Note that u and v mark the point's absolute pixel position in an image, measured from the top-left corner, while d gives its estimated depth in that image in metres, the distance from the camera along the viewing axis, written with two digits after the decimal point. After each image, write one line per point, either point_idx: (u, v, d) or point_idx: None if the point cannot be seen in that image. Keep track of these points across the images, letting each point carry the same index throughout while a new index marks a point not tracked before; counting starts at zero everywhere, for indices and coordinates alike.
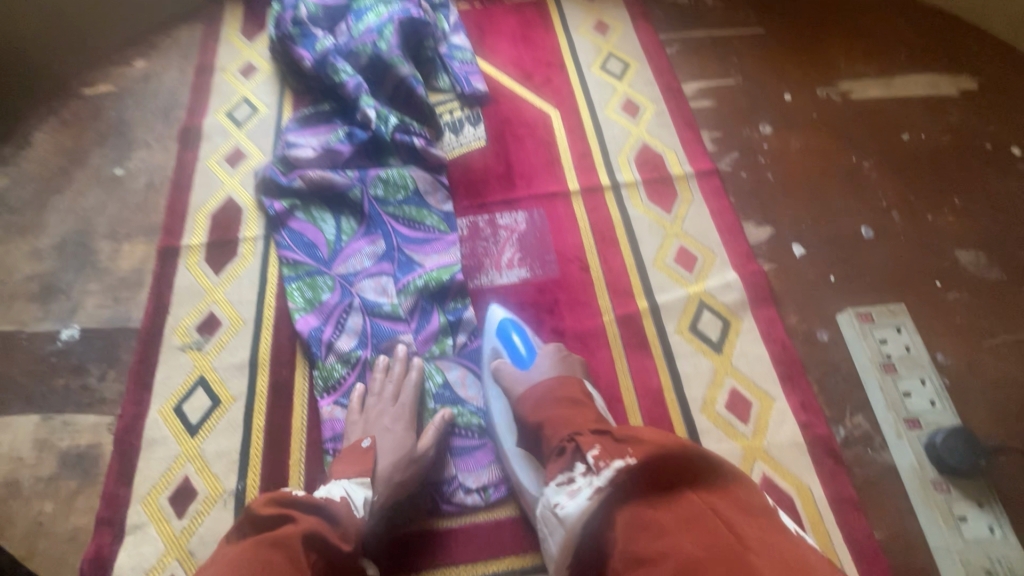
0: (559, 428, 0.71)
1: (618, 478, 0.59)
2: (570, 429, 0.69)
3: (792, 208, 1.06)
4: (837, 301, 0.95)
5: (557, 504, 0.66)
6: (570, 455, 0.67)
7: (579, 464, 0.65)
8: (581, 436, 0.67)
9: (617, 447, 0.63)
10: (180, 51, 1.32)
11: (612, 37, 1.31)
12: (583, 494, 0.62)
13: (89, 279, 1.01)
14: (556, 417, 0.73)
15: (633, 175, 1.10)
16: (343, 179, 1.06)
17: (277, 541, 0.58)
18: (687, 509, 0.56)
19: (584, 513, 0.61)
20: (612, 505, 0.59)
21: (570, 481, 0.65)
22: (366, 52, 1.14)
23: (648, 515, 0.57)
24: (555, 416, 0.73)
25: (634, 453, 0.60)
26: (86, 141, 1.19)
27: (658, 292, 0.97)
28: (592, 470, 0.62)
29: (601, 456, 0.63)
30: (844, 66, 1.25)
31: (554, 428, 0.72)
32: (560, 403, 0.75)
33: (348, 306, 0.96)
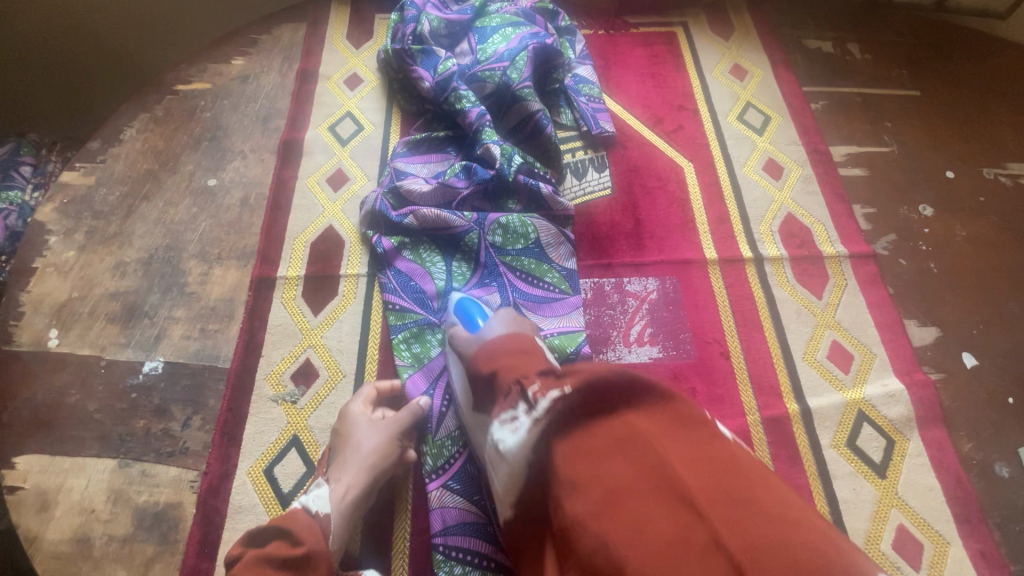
0: (508, 371, 0.61)
1: (557, 407, 0.54)
2: (517, 371, 0.60)
3: (960, 308, 0.93)
4: (1018, 429, 0.83)
5: (499, 440, 0.58)
6: (516, 395, 0.58)
7: (520, 402, 0.57)
8: (525, 376, 0.59)
9: (555, 379, 0.58)
10: (281, 52, 1.23)
11: (750, 84, 1.19)
12: (524, 429, 0.55)
13: (176, 304, 0.93)
14: (502, 364, 0.63)
15: (779, 250, 0.98)
16: (460, 222, 0.95)
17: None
18: (623, 428, 0.52)
19: (527, 444, 0.55)
20: (553, 434, 0.54)
21: (514, 417, 0.57)
22: (494, 80, 1.04)
23: (585, 445, 0.52)
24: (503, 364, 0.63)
25: (573, 382, 0.56)
26: (178, 143, 1.10)
27: (811, 395, 0.85)
28: (531, 404, 0.56)
29: (541, 391, 0.57)
30: (1013, 144, 1.11)
31: (503, 375, 0.62)
32: (510, 353, 0.64)
33: None
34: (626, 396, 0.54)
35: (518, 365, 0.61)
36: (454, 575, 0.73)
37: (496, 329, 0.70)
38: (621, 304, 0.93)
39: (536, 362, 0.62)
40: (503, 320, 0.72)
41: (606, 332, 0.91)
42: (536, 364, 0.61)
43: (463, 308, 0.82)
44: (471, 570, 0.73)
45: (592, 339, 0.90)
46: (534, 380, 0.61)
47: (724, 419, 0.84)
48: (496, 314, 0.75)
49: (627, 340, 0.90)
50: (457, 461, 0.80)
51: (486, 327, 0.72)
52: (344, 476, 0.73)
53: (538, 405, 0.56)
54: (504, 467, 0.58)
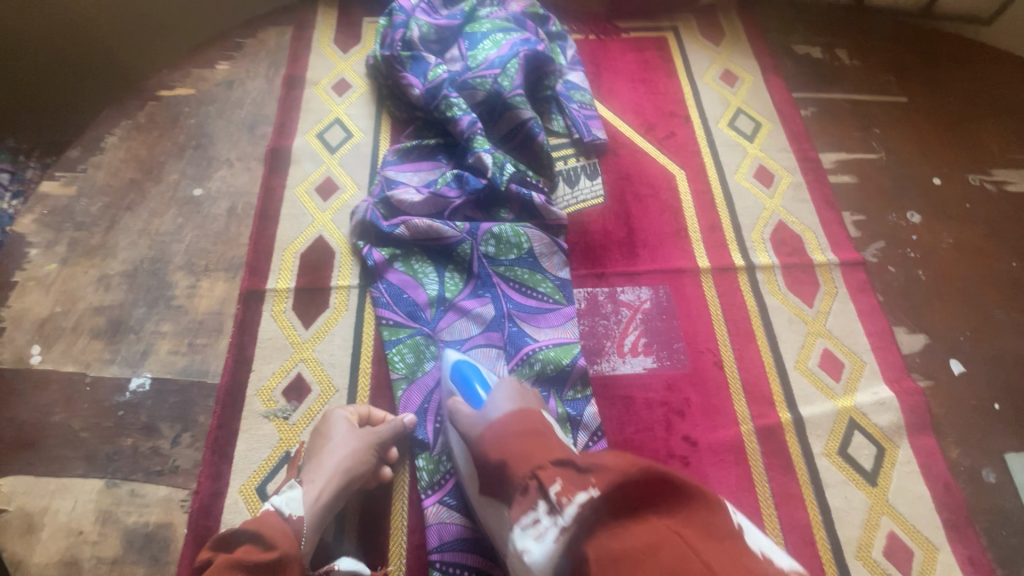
0: (522, 464, 0.60)
1: (583, 513, 0.53)
2: (532, 462, 0.60)
3: (948, 314, 0.95)
4: (1004, 436, 0.85)
5: (523, 549, 0.56)
6: (535, 493, 0.58)
7: (542, 503, 0.57)
8: (543, 470, 0.58)
9: (579, 476, 0.57)
10: (268, 57, 1.21)
11: (740, 90, 1.19)
12: (550, 536, 0.55)
13: (163, 318, 0.91)
14: (518, 451, 0.62)
15: (770, 258, 0.99)
16: (452, 232, 0.94)
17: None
18: (652, 535, 0.49)
19: (552, 555, 0.54)
20: (580, 540, 0.52)
21: (536, 522, 0.57)
22: (485, 88, 1.03)
23: (612, 549, 0.49)
24: (515, 449, 0.62)
25: (598, 483, 0.54)
26: (162, 151, 1.08)
27: (802, 404, 0.86)
28: (554, 508, 0.55)
29: (565, 492, 0.55)
30: (998, 151, 1.13)
31: (519, 464, 0.60)
32: (521, 436, 0.63)
33: None
34: (653, 501, 0.53)
35: (533, 453, 0.61)
36: None
37: (501, 406, 0.69)
38: (614, 314, 0.93)
39: (551, 450, 0.61)
40: (507, 393, 0.71)
41: (600, 342, 0.91)
42: (551, 451, 0.61)
43: (459, 372, 0.79)
44: None
45: (587, 350, 0.90)
46: (544, 450, 0.61)
47: (718, 429, 0.84)
48: (497, 384, 0.74)
49: (620, 350, 0.90)
50: (449, 478, 0.79)
51: (491, 402, 0.71)
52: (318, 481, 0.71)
53: (564, 511, 0.54)
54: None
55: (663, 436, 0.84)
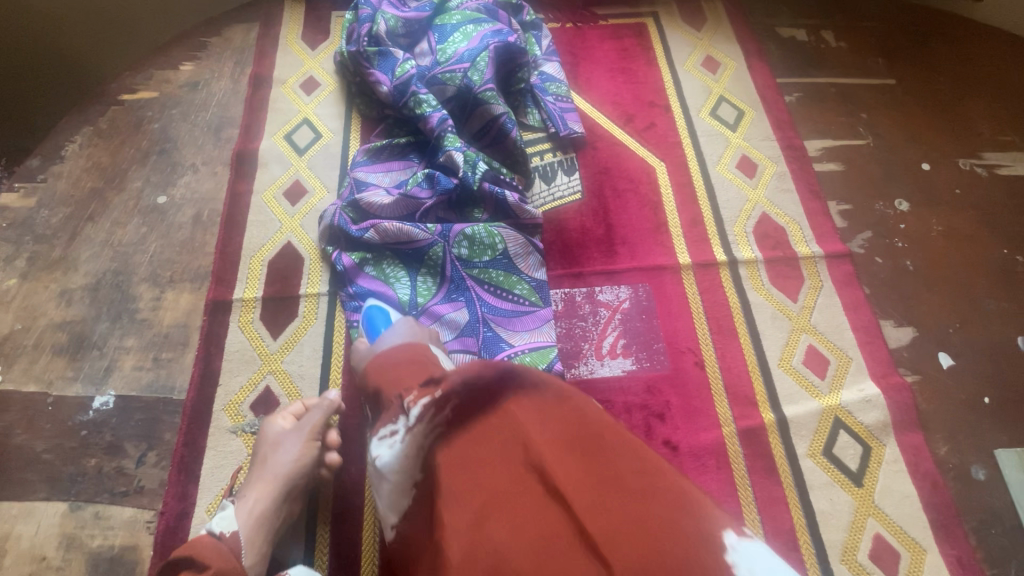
0: (393, 382, 0.62)
1: (430, 418, 0.55)
2: (401, 384, 0.61)
3: (937, 306, 0.92)
4: (994, 431, 0.82)
5: (376, 457, 0.57)
6: (396, 408, 0.58)
7: (400, 416, 0.57)
8: (406, 389, 0.59)
9: (431, 386, 0.58)
10: (233, 55, 1.16)
11: (723, 77, 1.15)
12: (402, 444, 0.55)
13: (127, 332, 0.88)
14: (391, 371, 0.64)
15: (753, 252, 0.96)
16: (423, 235, 0.91)
17: None
18: (495, 430, 0.54)
19: (404, 457, 0.55)
20: (431, 446, 0.54)
21: (392, 432, 0.57)
22: (455, 83, 1.00)
23: (463, 454, 0.53)
24: (388, 370, 0.64)
25: (443, 387, 0.56)
26: (125, 158, 1.04)
27: (786, 404, 0.84)
28: (407, 413, 0.56)
29: (416, 398, 0.57)
30: (989, 133, 1.09)
31: (389, 385, 0.62)
32: (400, 365, 0.64)
33: None
34: (499, 396, 0.55)
35: (405, 376, 0.62)
36: None
37: (393, 338, 0.74)
38: (592, 315, 0.91)
39: (422, 372, 0.62)
40: (404, 329, 0.76)
41: (577, 345, 0.88)
42: (421, 374, 0.62)
43: (369, 319, 0.84)
44: None
45: (564, 354, 0.88)
46: (416, 365, 0.64)
47: (700, 432, 0.82)
48: (397, 323, 0.79)
49: (599, 353, 0.88)
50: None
51: (386, 335, 0.75)
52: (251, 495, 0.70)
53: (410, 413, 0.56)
54: (387, 485, 0.57)
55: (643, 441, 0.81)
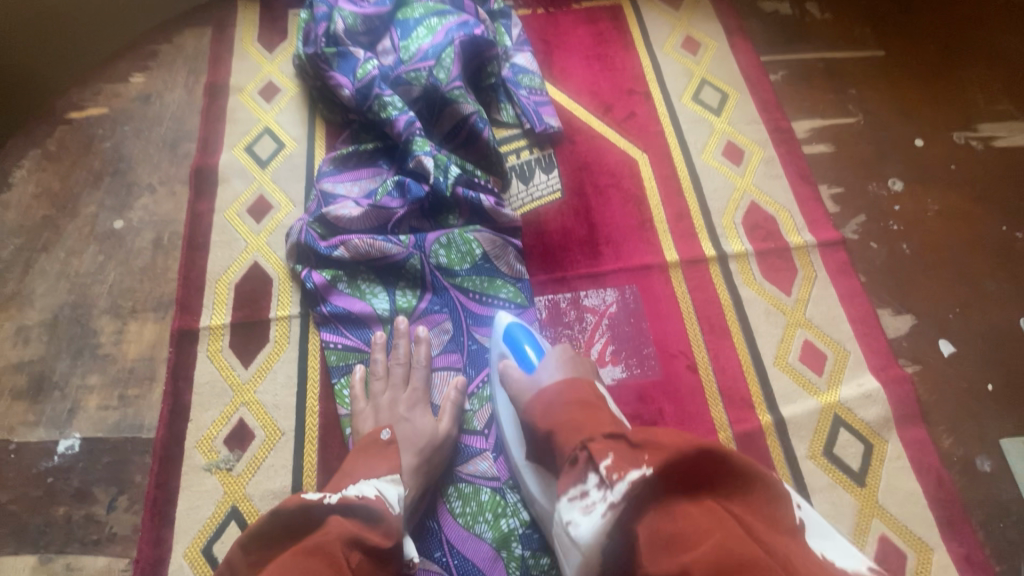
0: (572, 434, 0.58)
1: (633, 486, 0.50)
2: (581, 432, 0.57)
3: (935, 290, 0.88)
4: (998, 419, 0.79)
5: (569, 521, 0.55)
6: (584, 464, 0.55)
7: (591, 475, 0.54)
8: (593, 442, 0.55)
9: (630, 453, 0.53)
10: (185, 63, 1.10)
11: (704, 58, 1.10)
12: (600, 512, 0.52)
13: (89, 370, 0.84)
14: (564, 420, 0.60)
15: (743, 245, 0.92)
16: (397, 248, 0.86)
17: (313, 548, 0.54)
18: (708, 516, 0.49)
19: (601, 532, 0.52)
20: (628, 519, 0.51)
21: (583, 494, 0.54)
22: (420, 82, 0.93)
23: (669, 529, 0.49)
24: (564, 421, 0.59)
25: (652, 462, 0.51)
26: (77, 181, 0.98)
27: (783, 403, 0.80)
28: (603, 482, 0.52)
29: (615, 467, 0.52)
30: (982, 102, 1.04)
31: (565, 436, 0.58)
32: (570, 406, 0.61)
33: None
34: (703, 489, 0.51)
35: (585, 424, 0.58)
36: None
37: (551, 372, 0.66)
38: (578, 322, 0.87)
39: (601, 420, 0.58)
40: (560, 358, 0.68)
41: None
42: (600, 422, 0.58)
43: (510, 336, 0.79)
44: None
45: None
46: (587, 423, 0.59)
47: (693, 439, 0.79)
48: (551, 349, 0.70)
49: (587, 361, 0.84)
50: (479, 438, 0.80)
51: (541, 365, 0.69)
52: (411, 466, 0.71)
53: (614, 486, 0.51)
54: (575, 553, 0.55)
55: None
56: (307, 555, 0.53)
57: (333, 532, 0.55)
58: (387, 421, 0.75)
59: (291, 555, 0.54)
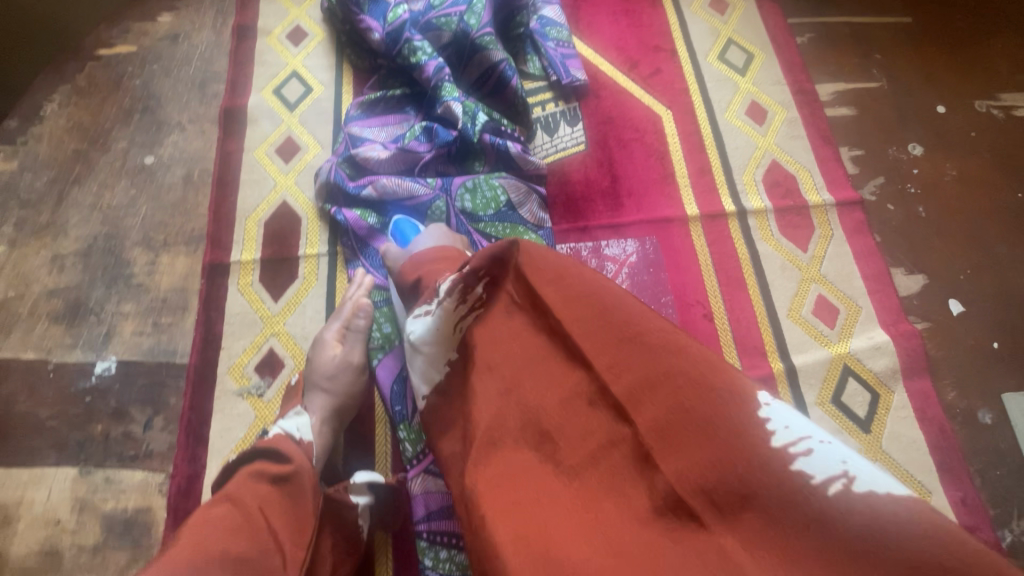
0: (431, 277, 0.67)
1: (457, 294, 0.58)
2: (441, 275, 0.66)
3: (948, 252, 0.90)
4: (1001, 375, 0.82)
5: (411, 331, 0.64)
6: (429, 291, 0.63)
7: (434, 296, 0.61)
8: (441, 279, 0.64)
9: (460, 270, 0.61)
10: (213, 5, 1.10)
11: (732, 18, 1.10)
12: (433, 320, 0.60)
13: (123, 298, 0.86)
14: (429, 269, 0.68)
15: (763, 202, 0.93)
16: (424, 190, 0.89)
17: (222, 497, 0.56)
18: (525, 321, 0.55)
19: (437, 332, 0.60)
20: (461, 326, 0.59)
21: (427, 310, 0.62)
22: (451, 28, 0.94)
23: (492, 345, 0.56)
24: (430, 271, 0.67)
25: (473, 262, 0.57)
26: (107, 117, 1.00)
27: (795, 353, 0.83)
28: (436, 294, 0.61)
29: (447, 280, 0.61)
30: (1007, 72, 1.05)
31: (426, 278, 0.67)
32: (437, 262, 0.69)
33: None
34: (509, 267, 0.56)
35: (442, 271, 0.67)
36: (439, 560, 0.72)
37: (426, 243, 0.76)
38: (599, 270, 0.89)
39: (461, 266, 0.68)
40: (435, 234, 0.78)
41: None
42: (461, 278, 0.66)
43: (398, 230, 0.85)
44: (456, 553, 0.73)
45: None
46: (458, 268, 0.67)
47: None
48: (427, 228, 0.81)
49: None
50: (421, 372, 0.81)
51: (418, 239, 0.78)
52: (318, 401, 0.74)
53: (441, 294, 0.60)
54: (419, 358, 0.63)
55: None
56: (214, 505, 0.56)
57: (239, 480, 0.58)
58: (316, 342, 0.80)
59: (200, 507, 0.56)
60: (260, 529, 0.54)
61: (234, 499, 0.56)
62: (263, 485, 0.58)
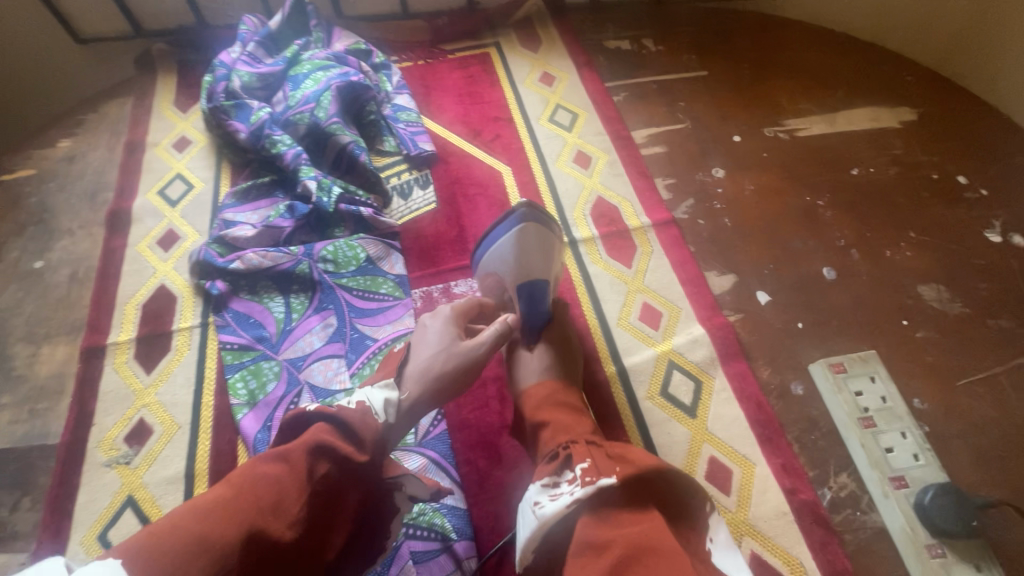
0: (556, 434, 0.65)
1: (593, 495, 0.55)
2: (568, 437, 0.64)
3: (754, 253, 1.03)
4: (808, 351, 0.92)
5: (536, 503, 0.59)
6: (562, 461, 0.61)
7: (570, 475, 0.59)
8: (577, 445, 0.62)
9: (609, 462, 0.58)
10: (109, 127, 1.25)
11: (558, 88, 1.30)
12: (564, 502, 0.57)
13: (3, 390, 0.91)
14: (557, 421, 0.68)
15: (591, 230, 1.07)
16: (287, 257, 0.99)
17: (279, 454, 0.56)
18: (643, 515, 0.54)
19: (555, 515, 0.57)
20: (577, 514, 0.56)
21: (555, 484, 0.59)
22: (304, 121, 1.10)
23: (604, 522, 0.54)
24: (555, 419, 0.68)
25: (622, 473, 0.56)
26: (4, 232, 1.10)
27: (625, 355, 0.92)
28: (577, 481, 0.58)
29: (588, 471, 0.57)
30: (788, 104, 1.25)
31: (554, 434, 0.66)
32: (561, 408, 0.70)
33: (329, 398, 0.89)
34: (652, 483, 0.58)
35: (571, 428, 0.66)
36: None
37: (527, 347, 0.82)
38: None
39: (585, 432, 0.65)
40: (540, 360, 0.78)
41: None
42: (580, 430, 0.65)
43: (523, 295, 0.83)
44: None
45: None
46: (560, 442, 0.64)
47: None
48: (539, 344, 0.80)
49: None
50: None
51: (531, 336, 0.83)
52: (414, 375, 0.71)
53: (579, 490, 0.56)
54: (533, 524, 0.59)
55: (498, 409, 0.88)
56: (270, 460, 0.56)
57: (304, 441, 0.57)
58: (412, 339, 0.78)
59: (255, 459, 0.56)
60: (287, 511, 0.53)
61: (290, 459, 0.56)
62: (323, 463, 0.57)
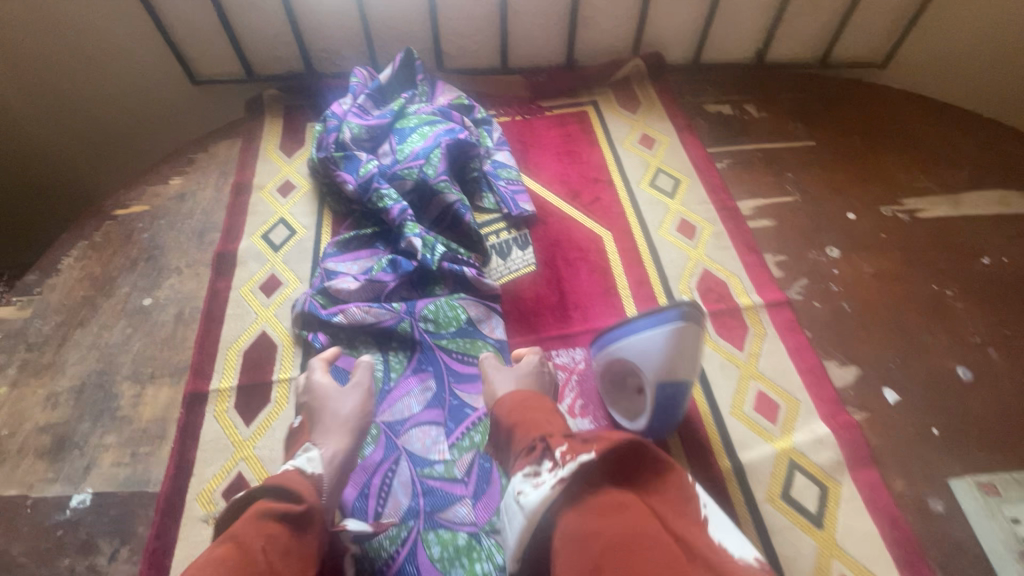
0: (529, 431, 0.72)
1: (578, 470, 0.59)
2: (542, 430, 0.71)
3: (878, 344, 0.96)
4: (947, 462, 0.84)
5: (520, 492, 0.64)
6: (540, 452, 0.67)
7: (548, 463, 0.64)
8: (552, 437, 0.68)
9: (582, 444, 0.63)
10: (217, 167, 1.30)
11: (658, 151, 1.27)
12: (547, 486, 0.61)
13: (107, 430, 0.92)
14: (529, 419, 0.75)
15: (698, 306, 1.02)
16: (389, 314, 0.98)
17: (226, 537, 0.58)
18: (621, 500, 0.56)
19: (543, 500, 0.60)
20: (562, 505, 0.58)
21: (537, 473, 0.64)
22: (412, 177, 1.10)
23: (591, 518, 0.55)
24: (528, 419, 0.75)
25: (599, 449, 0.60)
26: (116, 266, 1.13)
27: (741, 450, 0.86)
28: (556, 464, 0.62)
29: (566, 453, 0.62)
30: (905, 181, 1.19)
31: (528, 431, 0.72)
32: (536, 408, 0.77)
33: (428, 470, 0.86)
34: (634, 465, 0.59)
35: (544, 424, 0.73)
36: None
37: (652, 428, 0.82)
38: None
39: (554, 425, 0.73)
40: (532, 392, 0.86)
41: None
42: (554, 425, 0.73)
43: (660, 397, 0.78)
44: None
45: None
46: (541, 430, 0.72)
47: None
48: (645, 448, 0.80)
49: None
50: (440, 482, 0.85)
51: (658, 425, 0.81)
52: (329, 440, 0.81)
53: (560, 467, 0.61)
54: (522, 520, 0.62)
55: None
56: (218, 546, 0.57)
57: (246, 516, 0.61)
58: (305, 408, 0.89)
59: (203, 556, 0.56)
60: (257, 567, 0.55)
61: (239, 538, 0.58)
62: (271, 520, 0.61)
